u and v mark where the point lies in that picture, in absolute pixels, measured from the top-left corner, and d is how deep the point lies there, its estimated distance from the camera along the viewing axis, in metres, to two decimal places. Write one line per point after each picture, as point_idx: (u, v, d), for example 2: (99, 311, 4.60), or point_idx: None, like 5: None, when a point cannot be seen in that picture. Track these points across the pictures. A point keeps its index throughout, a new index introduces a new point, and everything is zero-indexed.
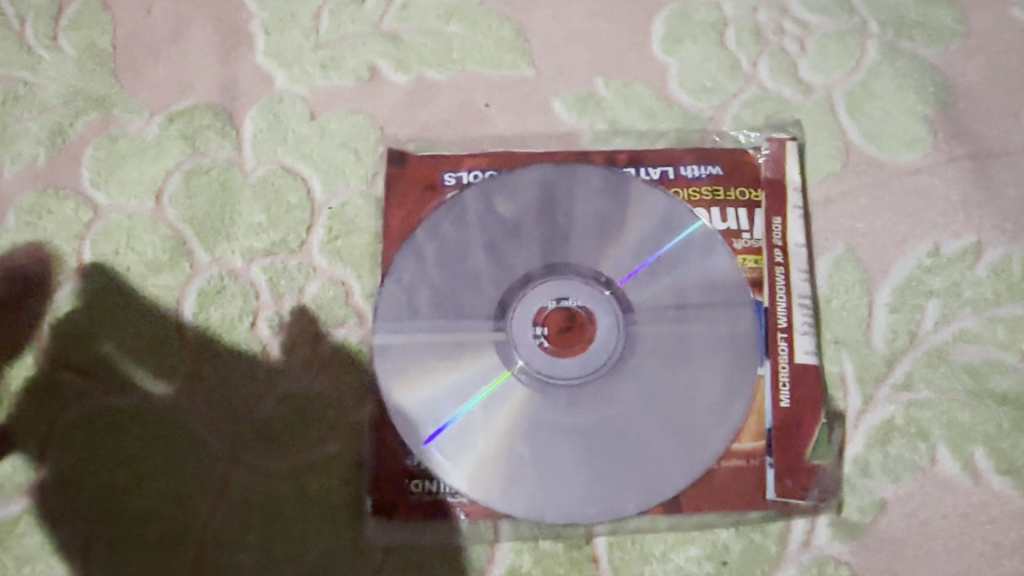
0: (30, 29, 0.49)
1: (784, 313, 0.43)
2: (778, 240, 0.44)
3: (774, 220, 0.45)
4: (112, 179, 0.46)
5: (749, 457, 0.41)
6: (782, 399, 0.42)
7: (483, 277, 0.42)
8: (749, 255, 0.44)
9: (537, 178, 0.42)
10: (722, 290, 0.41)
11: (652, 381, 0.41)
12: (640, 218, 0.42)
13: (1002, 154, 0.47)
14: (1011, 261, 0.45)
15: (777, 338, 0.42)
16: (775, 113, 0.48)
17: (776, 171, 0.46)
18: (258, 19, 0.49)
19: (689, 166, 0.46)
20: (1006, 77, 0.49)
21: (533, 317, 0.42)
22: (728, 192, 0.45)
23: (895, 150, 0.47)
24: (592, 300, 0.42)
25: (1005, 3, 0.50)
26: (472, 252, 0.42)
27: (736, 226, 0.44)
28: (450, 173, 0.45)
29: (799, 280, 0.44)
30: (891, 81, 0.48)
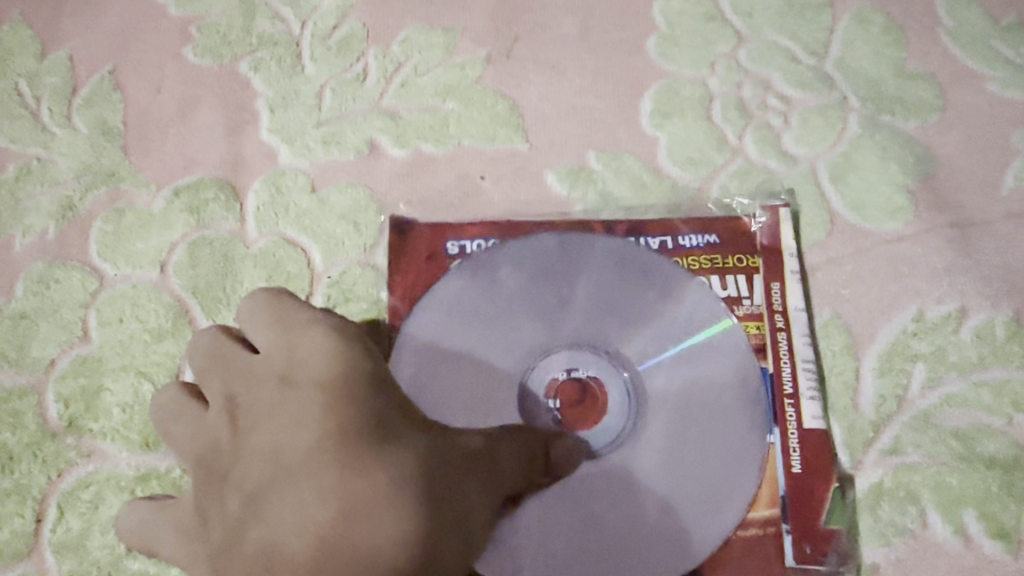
0: (46, 108, 0.52)
1: (789, 379, 0.44)
2: (778, 306, 0.46)
3: (772, 287, 0.46)
4: (119, 250, 0.48)
5: (765, 526, 0.41)
6: (794, 466, 0.42)
7: (494, 343, 0.43)
8: (751, 322, 0.45)
9: (544, 247, 0.44)
10: (727, 353, 0.42)
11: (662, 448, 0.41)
12: (638, 281, 0.44)
13: (983, 222, 0.48)
14: (994, 325, 0.46)
15: (784, 406, 0.43)
16: (760, 182, 0.49)
17: (771, 238, 0.47)
18: (263, 97, 0.52)
19: (687, 235, 0.47)
20: (983, 147, 0.50)
21: (545, 390, 0.43)
22: (726, 261, 0.47)
23: (878, 219, 0.48)
24: (601, 370, 0.43)
25: (981, 77, 0.52)
26: (481, 323, 0.43)
27: (737, 294, 0.46)
28: (453, 243, 0.47)
29: (802, 344, 0.45)
30: (872, 153, 0.50)
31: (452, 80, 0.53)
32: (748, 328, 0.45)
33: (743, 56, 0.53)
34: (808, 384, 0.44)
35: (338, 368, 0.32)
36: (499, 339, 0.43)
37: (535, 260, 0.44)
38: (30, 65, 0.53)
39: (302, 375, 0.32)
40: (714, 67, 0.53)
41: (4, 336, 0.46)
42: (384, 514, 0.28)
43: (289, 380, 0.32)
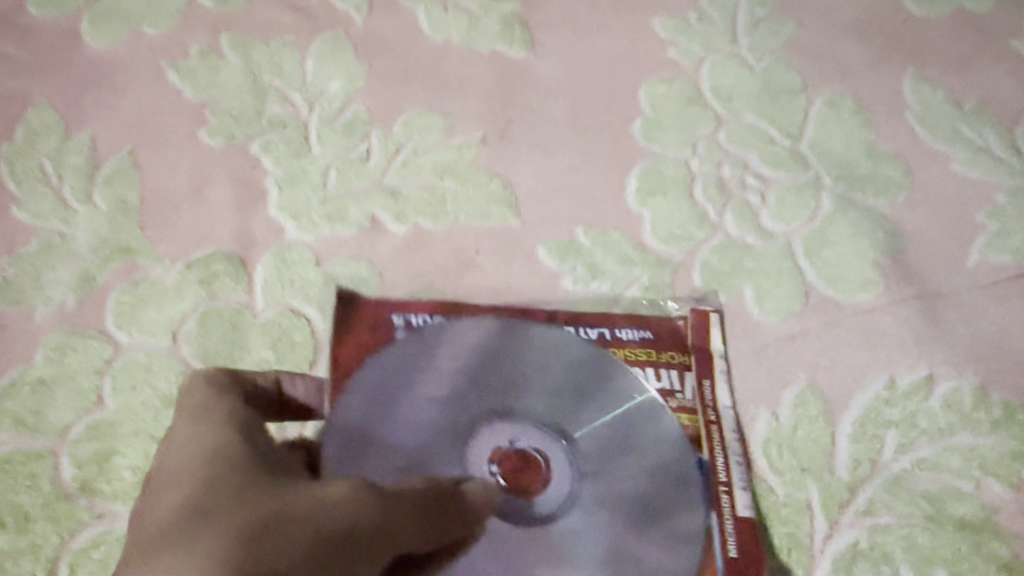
0: (68, 186, 0.55)
1: (723, 468, 0.45)
2: (709, 402, 0.47)
3: (704, 382, 0.48)
4: (133, 320, 0.50)
5: None
6: (730, 552, 0.42)
7: (433, 429, 0.42)
8: (684, 413, 0.46)
9: (470, 329, 0.44)
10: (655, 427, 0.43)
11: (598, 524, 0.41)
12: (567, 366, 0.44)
13: (949, 294, 0.51)
14: (961, 392, 0.48)
15: (718, 492, 0.44)
16: (739, 257, 0.53)
17: (701, 338, 0.49)
18: (272, 175, 0.55)
19: (624, 329, 0.49)
20: (948, 224, 0.54)
21: (487, 457, 0.42)
22: (657, 355, 0.48)
23: (851, 290, 0.51)
24: (542, 442, 0.42)
25: (946, 158, 0.56)
26: (418, 390, 0.42)
27: (669, 387, 0.47)
28: (400, 316, 0.49)
29: (733, 439, 0.46)
30: (844, 229, 0.53)
31: (450, 160, 0.56)
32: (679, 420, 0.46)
33: (723, 139, 0.57)
34: (738, 474, 0.45)
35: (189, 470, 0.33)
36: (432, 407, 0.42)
37: (466, 347, 0.44)
38: (55, 145, 0.57)
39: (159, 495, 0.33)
40: (695, 148, 0.57)
41: (22, 401, 0.48)
42: None
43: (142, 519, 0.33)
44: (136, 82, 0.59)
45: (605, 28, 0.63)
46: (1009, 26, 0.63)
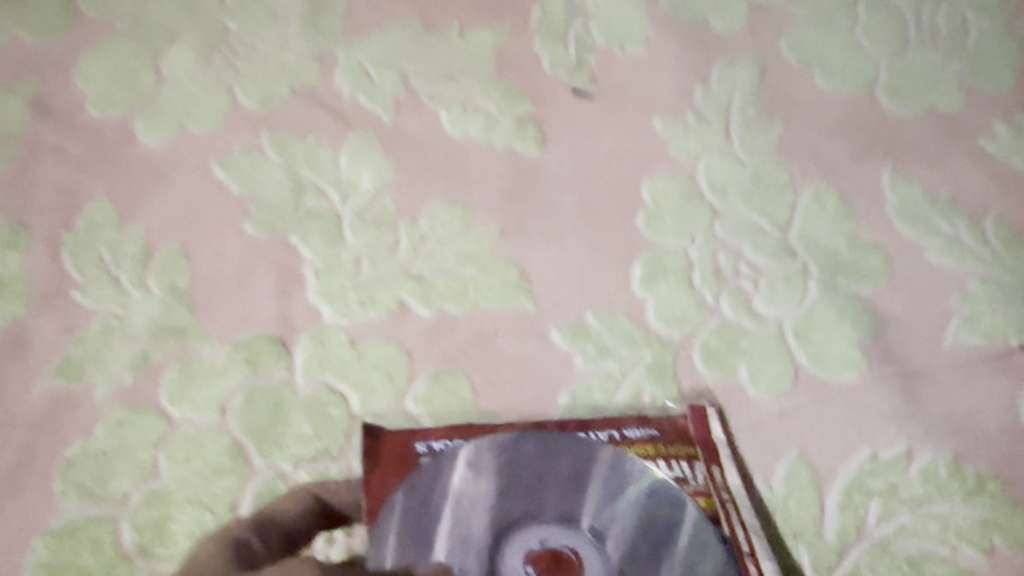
0: (124, 273, 0.61)
1: (744, 540, 0.47)
2: (721, 486, 0.49)
3: (713, 470, 0.50)
4: (185, 397, 0.55)
5: None
6: None
7: (462, 535, 0.42)
8: (700, 494, 0.48)
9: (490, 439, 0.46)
10: (654, 491, 0.45)
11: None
12: (560, 462, 0.45)
13: (925, 374, 0.57)
14: (935, 464, 0.54)
15: (745, 561, 0.45)
16: (733, 339, 0.58)
17: (703, 430, 0.53)
18: (310, 263, 0.61)
19: (630, 428, 0.51)
20: (925, 308, 0.60)
21: (521, 557, 0.42)
22: (668, 448, 0.50)
23: (836, 370, 0.57)
24: (571, 540, 0.42)
25: (922, 248, 0.62)
26: (445, 501, 0.43)
27: (684, 474, 0.49)
28: (422, 442, 0.50)
29: (747, 514, 0.49)
30: (829, 313, 0.59)
31: (471, 249, 0.62)
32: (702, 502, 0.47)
33: (719, 230, 0.63)
34: (761, 551, 0.47)
35: None
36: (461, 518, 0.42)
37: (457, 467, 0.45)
38: (112, 236, 0.63)
39: None
40: (693, 238, 0.62)
41: (84, 471, 0.53)
42: None
43: None
44: (186, 178, 0.66)
45: (610, 128, 0.69)
46: (977, 126, 0.70)
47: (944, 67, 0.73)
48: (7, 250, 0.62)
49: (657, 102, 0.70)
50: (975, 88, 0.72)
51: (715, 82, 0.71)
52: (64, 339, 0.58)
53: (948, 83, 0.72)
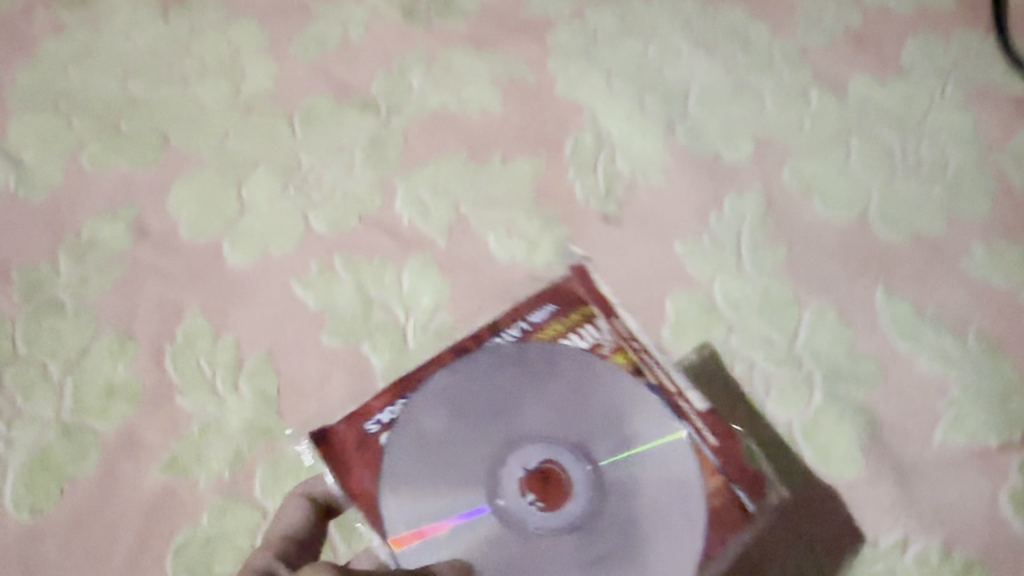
0: (218, 378, 0.73)
1: (662, 378, 0.64)
2: (625, 334, 0.65)
3: (612, 321, 0.65)
4: (274, 489, 0.69)
5: (717, 487, 0.59)
6: (710, 441, 0.61)
7: (467, 464, 0.60)
8: (616, 352, 0.64)
9: (443, 388, 0.62)
10: (576, 377, 0.62)
11: (621, 494, 0.59)
12: (484, 391, 0.62)
13: (918, 470, 0.70)
14: (928, 549, 0.67)
15: (674, 398, 0.63)
16: (751, 436, 0.71)
17: (592, 290, 0.66)
18: (380, 372, 0.74)
19: (532, 314, 0.65)
20: (915, 412, 0.72)
21: (518, 488, 0.58)
22: (563, 322, 0.65)
23: (838, 468, 0.70)
24: (541, 454, 0.60)
25: (913, 359, 0.74)
26: (439, 455, 0.60)
27: (594, 337, 0.64)
28: (370, 422, 0.62)
29: (649, 340, 0.66)
30: (832, 418, 0.71)
31: None
32: (618, 358, 0.63)
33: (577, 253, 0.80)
34: (677, 377, 0.65)
35: None
36: (457, 474, 0.59)
37: (409, 434, 0.61)
38: (208, 345, 0.74)
39: None
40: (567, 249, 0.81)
41: (196, 552, 0.67)
42: None
43: None
44: (268, 292, 0.77)
45: (634, 252, 0.80)
46: (958, 248, 0.80)
47: (927, 197, 0.84)
48: (115, 358, 0.73)
49: (676, 230, 0.81)
50: (955, 215, 0.83)
51: (727, 211, 0.82)
52: (171, 437, 0.71)
53: (930, 211, 0.83)
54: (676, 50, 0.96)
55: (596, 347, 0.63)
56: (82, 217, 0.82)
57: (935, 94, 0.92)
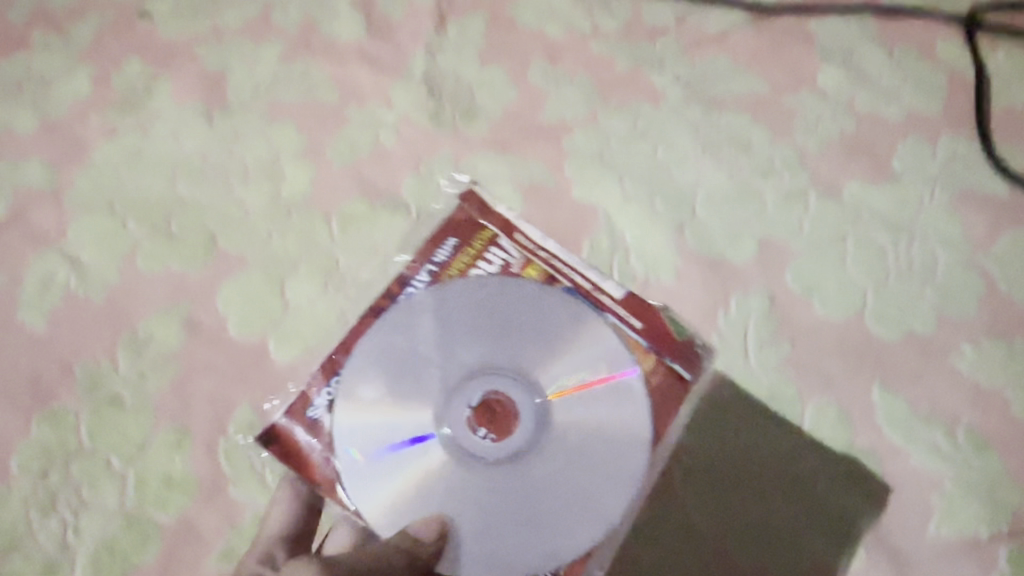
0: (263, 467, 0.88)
1: (567, 272, 0.87)
2: (528, 245, 0.88)
3: (517, 236, 0.88)
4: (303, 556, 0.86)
5: (651, 362, 0.82)
6: (636, 324, 0.85)
7: (428, 400, 0.82)
8: (527, 267, 0.87)
9: (375, 346, 0.83)
10: (485, 291, 0.84)
11: (562, 445, 0.81)
12: (425, 337, 0.83)
13: (912, 555, 0.86)
14: None
15: (588, 292, 0.86)
16: (772, 528, 0.88)
17: (480, 207, 0.90)
18: None
19: (438, 253, 0.87)
20: (910, 502, 0.88)
21: (465, 422, 0.80)
22: (464, 252, 0.87)
23: (842, 556, 0.87)
24: (480, 385, 0.81)
25: (907, 457, 0.90)
26: (394, 401, 0.81)
27: (501, 259, 0.87)
28: (310, 412, 0.82)
29: (529, 229, 0.90)
30: (834, 508, 0.88)
31: None
32: (528, 271, 0.87)
33: (464, 177, 1.04)
34: (591, 275, 0.87)
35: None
36: (415, 395, 0.82)
37: (350, 401, 0.81)
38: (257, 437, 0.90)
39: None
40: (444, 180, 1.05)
41: None
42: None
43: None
44: None
45: None
46: (946, 347, 0.94)
47: (919, 297, 0.96)
48: (173, 454, 0.89)
49: (689, 328, 0.94)
50: (943, 316, 0.95)
51: (733, 309, 0.95)
52: (225, 527, 0.87)
53: (921, 312, 0.95)
54: (682, 154, 1.06)
55: (506, 265, 0.87)
56: (137, 315, 0.95)
57: (923, 198, 1.01)
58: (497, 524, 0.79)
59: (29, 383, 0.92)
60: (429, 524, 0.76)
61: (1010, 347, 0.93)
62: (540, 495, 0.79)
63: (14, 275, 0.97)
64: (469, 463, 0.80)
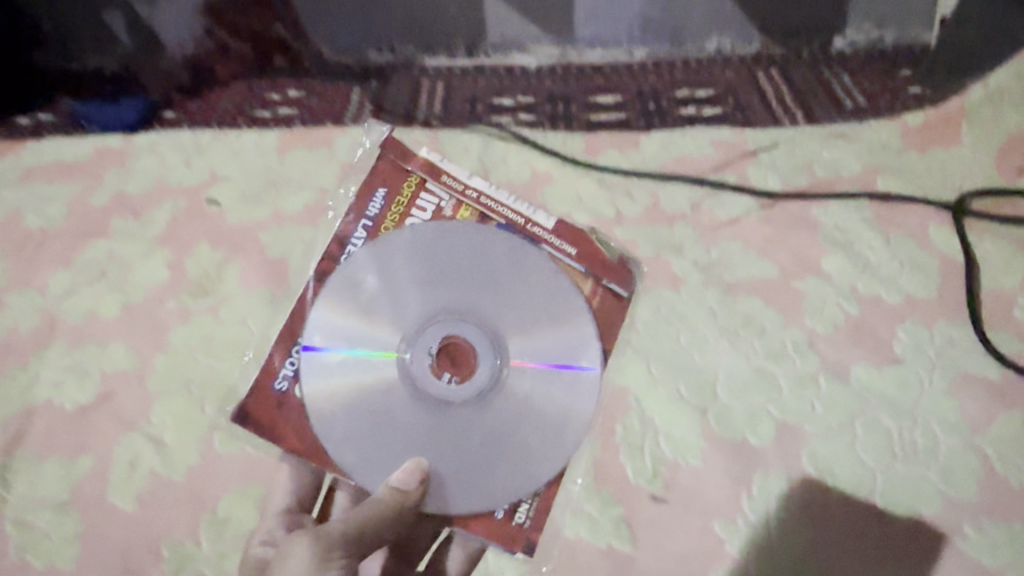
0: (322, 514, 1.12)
1: (498, 212, 1.19)
2: (462, 189, 1.19)
3: (444, 179, 1.19)
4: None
5: (583, 282, 1.16)
6: (569, 251, 1.17)
7: (400, 360, 1.08)
8: (463, 212, 1.18)
9: (335, 302, 1.08)
10: (426, 259, 1.11)
11: (514, 384, 1.08)
12: (378, 284, 1.09)
13: None
14: None
15: (525, 230, 1.18)
16: None
17: (404, 163, 1.20)
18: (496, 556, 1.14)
19: (373, 209, 1.17)
20: None
21: (428, 370, 1.08)
22: (393, 209, 1.17)
23: None
24: (438, 336, 1.09)
25: None
26: (360, 356, 1.07)
27: (435, 206, 1.18)
28: (277, 384, 1.09)
29: (469, 179, 1.20)
30: None
31: None
32: (458, 212, 1.19)
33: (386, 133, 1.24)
34: (522, 212, 1.19)
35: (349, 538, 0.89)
36: (382, 343, 1.08)
37: (313, 372, 1.06)
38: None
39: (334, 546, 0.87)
40: None
41: None
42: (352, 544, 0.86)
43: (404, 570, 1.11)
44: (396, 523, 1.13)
45: (681, 530, 1.11)
46: (952, 530, 1.11)
47: (925, 478, 1.13)
48: None
49: (717, 510, 1.12)
50: (948, 495, 1.13)
51: (756, 491, 1.13)
52: None
53: (928, 495, 1.13)
54: (704, 338, 1.22)
55: (439, 208, 1.19)
56: (214, 497, 1.12)
57: (923, 380, 1.19)
58: (472, 441, 1.07)
59: (119, 556, 1.08)
60: (411, 474, 0.99)
61: (1010, 530, 1.11)
62: (497, 429, 1.07)
63: (105, 454, 1.14)
64: (439, 399, 1.07)
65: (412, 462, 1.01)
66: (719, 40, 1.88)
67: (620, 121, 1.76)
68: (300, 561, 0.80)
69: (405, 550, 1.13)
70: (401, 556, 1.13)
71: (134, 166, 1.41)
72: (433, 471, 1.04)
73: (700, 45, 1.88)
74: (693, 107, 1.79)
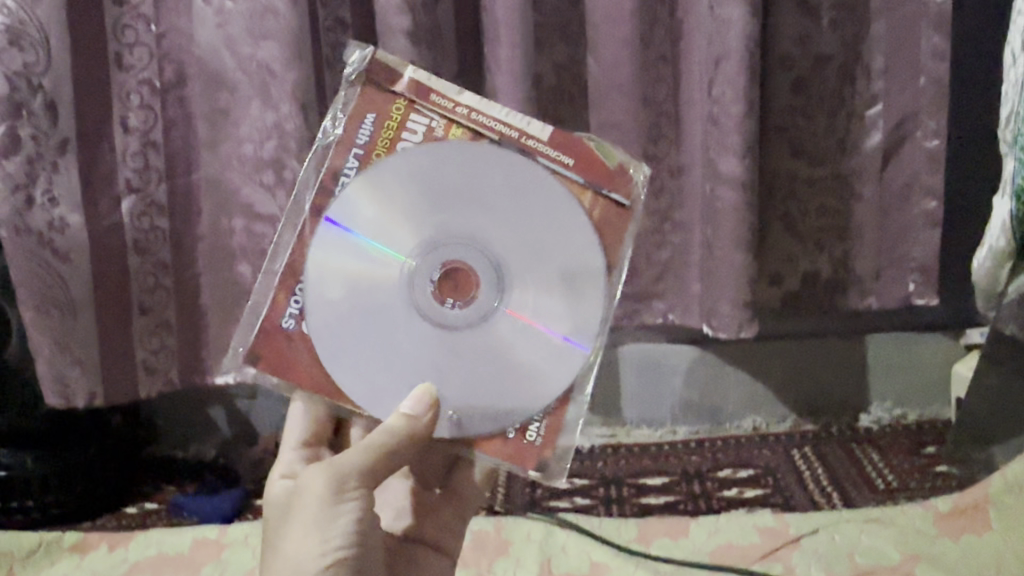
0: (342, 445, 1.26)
1: (492, 119, 1.12)
2: (457, 105, 1.12)
3: (433, 97, 1.12)
4: (402, 517, 1.27)
5: (583, 190, 1.12)
6: (569, 161, 1.12)
7: (402, 287, 1.09)
8: (458, 128, 1.12)
9: (335, 236, 1.07)
10: (418, 168, 1.08)
11: (514, 309, 1.10)
12: (371, 207, 1.08)
13: None
14: None
15: (524, 142, 1.12)
16: None
17: (389, 82, 1.12)
18: None
19: (363, 129, 1.11)
20: None
21: (430, 287, 1.10)
22: (382, 135, 1.11)
23: None
24: (440, 259, 1.09)
25: None
26: (359, 283, 1.08)
27: (428, 124, 1.12)
28: (285, 318, 1.10)
29: (462, 94, 1.13)
30: None
31: None
32: (450, 132, 1.12)
33: (368, 50, 1.13)
34: (516, 125, 1.12)
35: (359, 465, 1.00)
36: (381, 265, 1.08)
37: (319, 304, 1.06)
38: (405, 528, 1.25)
39: (342, 472, 1.00)
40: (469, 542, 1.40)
41: None
42: (354, 472, 1.00)
43: (426, 506, 1.28)
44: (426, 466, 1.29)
45: None
46: None
47: None
48: None
49: None
50: None
51: None
52: None
53: None
54: None
55: (430, 129, 1.12)
56: None
57: None
58: (475, 364, 1.09)
59: None
60: (421, 401, 1.05)
61: None
62: (499, 349, 1.10)
63: None
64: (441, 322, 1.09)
65: (423, 390, 1.06)
66: (754, 419, 2.17)
67: (667, 503, 1.88)
68: (318, 499, 0.98)
69: (422, 477, 1.30)
70: (422, 482, 1.31)
71: (228, 557, 1.71)
72: (440, 395, 1.08)
73: (737, 425, 2.17)
74: (735, 488, 1.92)
